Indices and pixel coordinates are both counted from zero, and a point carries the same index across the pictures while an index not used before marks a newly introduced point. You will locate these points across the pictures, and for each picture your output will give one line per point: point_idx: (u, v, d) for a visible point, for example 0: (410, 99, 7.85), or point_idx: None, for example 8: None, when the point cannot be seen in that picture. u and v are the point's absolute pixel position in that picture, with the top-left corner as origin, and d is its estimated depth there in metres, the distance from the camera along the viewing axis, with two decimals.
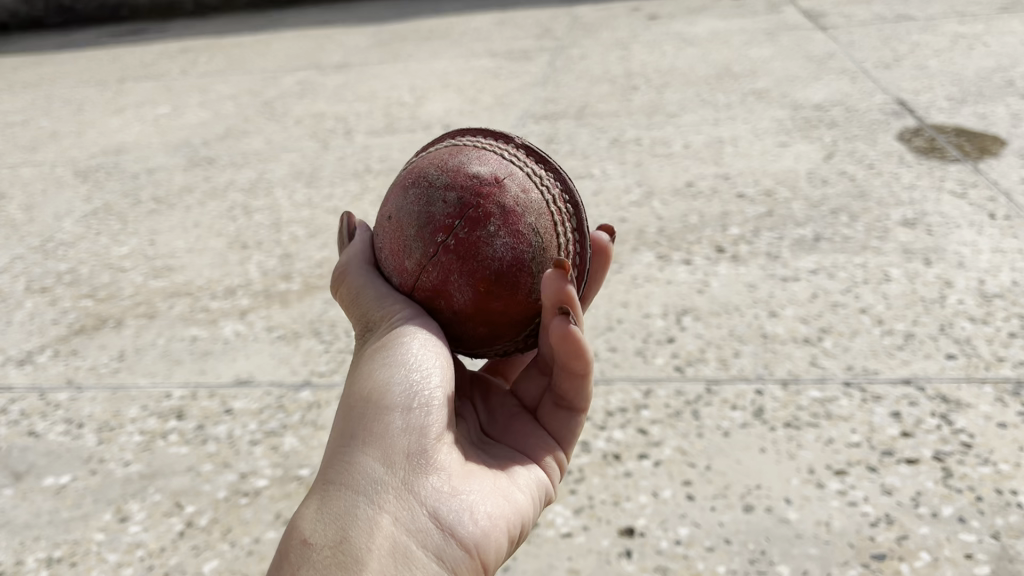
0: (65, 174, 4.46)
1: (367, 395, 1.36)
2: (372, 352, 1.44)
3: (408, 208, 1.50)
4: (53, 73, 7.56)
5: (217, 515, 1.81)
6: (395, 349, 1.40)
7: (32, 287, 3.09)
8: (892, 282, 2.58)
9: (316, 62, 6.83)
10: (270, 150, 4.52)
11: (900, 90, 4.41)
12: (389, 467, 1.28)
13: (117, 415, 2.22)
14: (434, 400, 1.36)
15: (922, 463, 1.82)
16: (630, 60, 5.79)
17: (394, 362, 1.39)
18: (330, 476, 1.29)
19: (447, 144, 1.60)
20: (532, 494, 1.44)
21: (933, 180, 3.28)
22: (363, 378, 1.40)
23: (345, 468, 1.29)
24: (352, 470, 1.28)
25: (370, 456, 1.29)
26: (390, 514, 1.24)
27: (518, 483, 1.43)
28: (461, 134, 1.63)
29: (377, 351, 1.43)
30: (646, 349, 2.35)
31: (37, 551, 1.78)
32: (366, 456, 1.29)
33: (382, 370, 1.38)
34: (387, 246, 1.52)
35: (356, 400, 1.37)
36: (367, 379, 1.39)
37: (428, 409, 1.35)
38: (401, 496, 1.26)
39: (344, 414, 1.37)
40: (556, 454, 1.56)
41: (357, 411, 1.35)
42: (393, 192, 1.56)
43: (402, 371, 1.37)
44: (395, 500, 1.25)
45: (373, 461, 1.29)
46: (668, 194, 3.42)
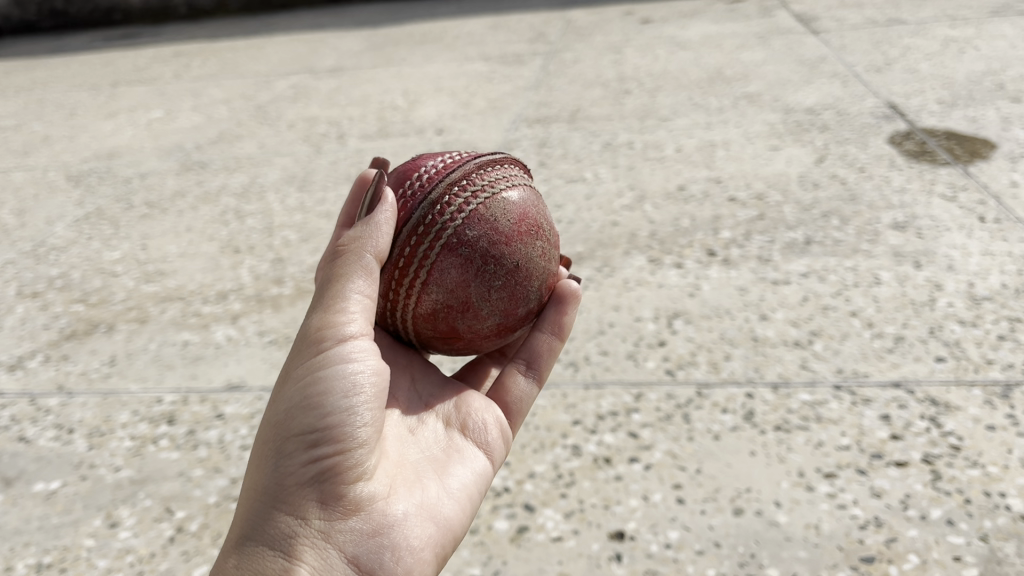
0: (57, 179, 4.45)
1: (283, 434, 1.33)
2: (293, 379, 1.37)
3: (534, 259, 1.62)
4: (46, 78, 7.54)
5: (207, 520, 1.81)
6: (320, 381, 1.34)
7: (23, 292, 3.08)
8: (883, 286, 2.59)
9: (308, 67, 6.82)
10: (263, 154, 4.52)
11: (890, 94, 4.43)
12: (306, 518, 1.28)
13: (108, 420, 2.22)
14: (354, 435, 1.33)
15: (911, 466, 1.83)
16: (622, 64, 5.80)
17: (315, 399, 1.33)
18: (247, 526, 1.30)
19: (514, 175, 1.68)
20: (466, 501, 1.46)
21: (923, 183, 3.29)
22: (280, 413, 1.35)
23: (263, 520, 1.29)
24: (267, 524, 1.28)
25: (286, 508, 1.29)
26: (306, 568, 1.25)
27: (449, 492, 1.44)
28: (506, 163, 1.70)
29: (301, 378, 1.36)
30: (637, 353, 2.35)
31: (26, 557, 1.77)
32: (283, 507, 1.29)
33: (303, 407, 1.33)
34: (512, 289, 1.59)
35: (274, 439, 1.33)
36: (286, 415, 1.34)
37: (347, 446, 1.32)
38: (318, 550, 1.27)
39: (263, 454, 1.34)
40: (502, 427, 1.61)
41: (274, 453, 1.32)
42: (516, 231, 1.59)
43: (320, 408, 1.33)
44: (312, 551, 1.26)
45: (290, 512, 1.28)
46: (660, 198, 3.43)
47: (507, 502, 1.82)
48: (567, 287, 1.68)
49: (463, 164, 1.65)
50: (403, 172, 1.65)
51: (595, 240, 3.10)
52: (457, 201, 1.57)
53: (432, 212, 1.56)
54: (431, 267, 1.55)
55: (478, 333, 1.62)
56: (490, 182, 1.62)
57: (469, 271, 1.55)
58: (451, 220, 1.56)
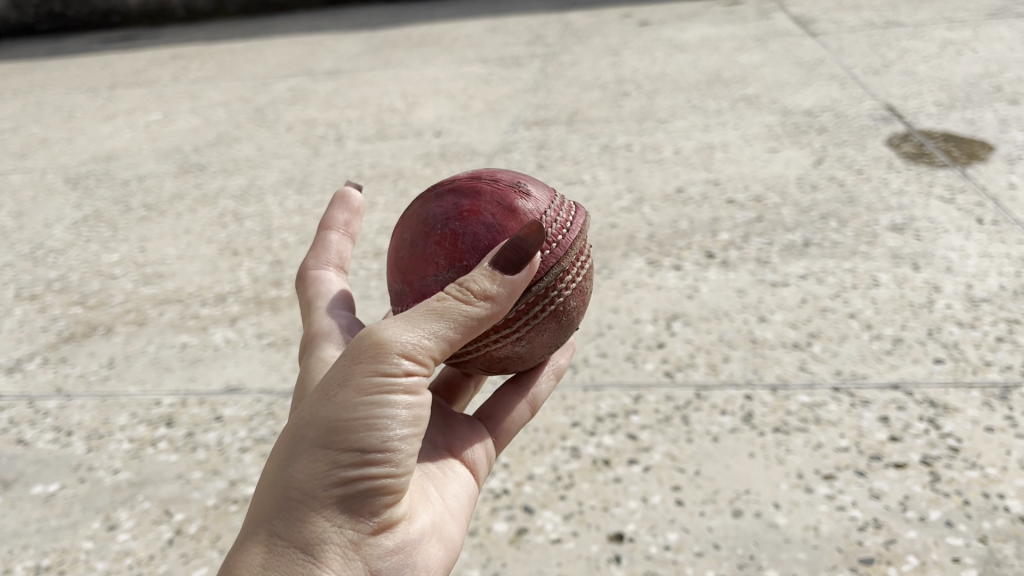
0: (55, 181, 4.45)
1: (332, 442, 1.22)
2: (348, 380, 1.24)
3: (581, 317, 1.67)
4: (43, 80, 7.55)
5: (205, 523, 1.81)
6: (385, 401, 1.24)
7: (21, 294, 3.08)
8: (881, 287, 2.60)
9: (306, 69, 6.83)
10: (261, 156, 4.52)
11: (888, 96, 4.44)
12: (342, 531, 1.23)
13: (107, 423, 2.22)
14: (401, 454, 1.27)
15: (910, 468, 1.83)
16: (620, 66, 5.81)
17: (376, 417, 1.24)
18: (276, 524, 1.22)
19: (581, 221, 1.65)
20: (464, 519, 1.46)
21: (921, 185, 3.30)
22: (333, 420, 1.22)
23: (296, 526, 1.21)
24: (300, 529, 1.21)
25: (323, 520, 1.22)
26: None
27: (452, 510, 1.44)
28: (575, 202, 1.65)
29: (359, 387, 1.23)
30: (636, 355, 2.35)
31: (25, 560, 1.77)
32: (321, 518, 1.22)
33: (361, 423, 1.23)
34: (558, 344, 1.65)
35: (321, 445, 1.22)
36: (340, 426, 1.22)
37: (393, 466, 1.26)
38: (349, 562, 1.23)
39: (302, 453, 1.23)
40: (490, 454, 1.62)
41: (319, 460, 1.22)
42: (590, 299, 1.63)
43: (379, 428, 1.24)
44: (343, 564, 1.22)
45: (326, 523, 1.22)
46: (658, 200, 3.43)
47: (507, 505, 1.82)
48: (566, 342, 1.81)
49: (570, 213, 1.57)
50: (519, 198, 1.50)
51: (593, 242, 3.10)
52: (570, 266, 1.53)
53: (558, 277, 1.50)
54: (534, 325, 1.50)
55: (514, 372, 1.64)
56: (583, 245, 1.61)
57: (555, 332, 1.55)
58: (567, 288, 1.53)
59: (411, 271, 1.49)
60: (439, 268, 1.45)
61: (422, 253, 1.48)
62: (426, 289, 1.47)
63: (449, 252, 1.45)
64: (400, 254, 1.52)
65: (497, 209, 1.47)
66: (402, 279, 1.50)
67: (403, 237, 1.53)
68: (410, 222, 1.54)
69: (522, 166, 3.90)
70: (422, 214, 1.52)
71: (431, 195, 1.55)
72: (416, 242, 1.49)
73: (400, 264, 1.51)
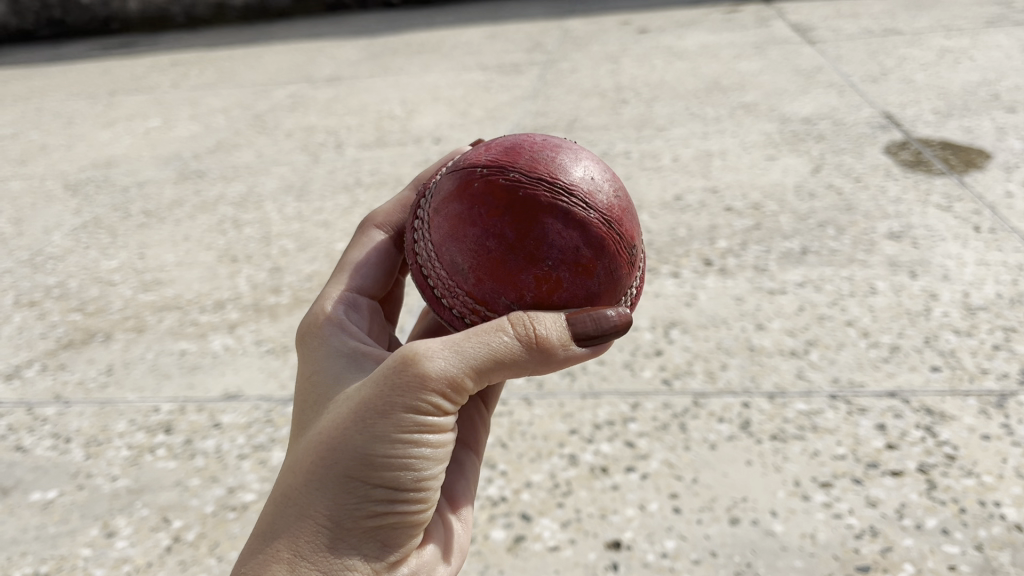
0: (55, 187, 4.46)
1: (364, 474, 1.26)
2: (386, 415, 1.26)
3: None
4: (43, 87, 7.55)
5: (204, 530, 1.81)
6: (421, 438, 1.28)
7: (21, 301, 3.09)
8: (878, 295, 2.61)
9: (306, 76, 6.85)
10: (260, 163, 4.53)
11: (886, 104, 4.46)
12: (363, 556, 1.28)
13: (105, 430, 2.22)
14: (425, 485, 1.33)
15: (906, 476, 1.83)
16: (619, 74, 5.83)
17: (410, 452, 1.28)
18: (303, 548, 1.25)
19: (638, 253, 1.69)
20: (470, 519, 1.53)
21: (919, 193, 3.31)
22: (368, 451, 1.26)
23: (322, 548, 1.25)
24: (326, 555, 1.25)
25: (347, 543, 1.27)
26: None
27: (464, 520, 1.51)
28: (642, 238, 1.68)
29: (396, 425, 1.26)
30: (634, 362, 2.36)
31: (23, 566, 1.77)
32: (345, 541, 1.27)
33: (396, 454, 1.27)
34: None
35: (354, 474, 1.26)
36: (375, 458, 1.26)
37: (418, 497, 1.32)
38: None
39: (332, 477, 1.26)
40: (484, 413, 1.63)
41: (350, 487, 1.26)
42: None
43: (410, 461, 1.29)
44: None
45: (351, 550, 1.27)
46: (656, 207, 3.44)
47: (504, 511, 1.82)
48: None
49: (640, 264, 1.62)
50: (622, 270, 1.52)
51: None
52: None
53: None
54: None
55: None
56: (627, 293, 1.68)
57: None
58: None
59: (490, 274, 1.45)
60: (522, 300, 1.45)
61: (513, 268, 1.43)
62: (493, 302, 1.47)
63: (541, 295, 1.44)
64: (484, 243, 1.45)
65: (606, 275, 1.48)
66: (474, 269, 1.47)
67: (499, 224, 1.44)
68: (518, 216, 1.44)
69: None
70: (537, 221, 1.43)
71: (555, 203, 1.45)
72: (514, 253, 1.43)
73: (479, 254, 1.45)
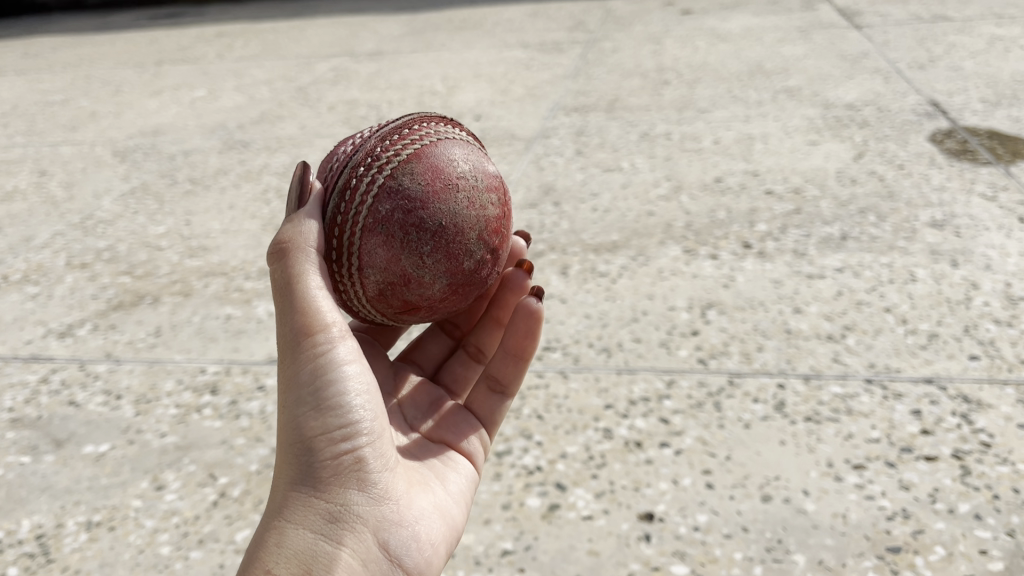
0: (104, 154, 4.55)
1: (301, 432, 1.38)
2: (291, 378, 1.41)
3: (421, 186, 1.54)
4: (92, 55, 7.67)
5: (248, 487, 1.88)
6: (330, 380, 1.40)
7: (72, 263, 3.17)
8: (918, 283, 2.60)
9: (349, 50, 6.89)
10: (304, 135, 4.59)
11: (933, 91, 4.40)
12: (342, 496, 1.35)
13: (154, 388, 2.29)
14: (360, 408, 1.40)
15: (940, 461, 1.84)
16: (661, 54, 5.80)
17: (329, 398, 1.39)
18: (283, 515, 1.34)
19: (421, 131, 1.66)
20: (464, 503, 1.52)
21: (963, 182, 3.28)
22: (295, 412, 1.39)
23: (302, 508, 1.34)
24: (302, 511, 1.33)
25: (318, 496, 1.35)
26: (348, 551, 1.31)
27: (453, 496, 1.51)
28: (423, 122, 1.69)
29: (300, 379, 1.41)
30: (670, 341, 2.38)
31: (77, 514, 1.85)
32: (319, 495, 1.35)
33: (315, 401, 1.39)
34: (442, 248, 1.54)
35: (293, 438, 1.38)
36: (299, 415, 1.39)
37: (356, 422, 1.39)
38: (358, 531, 1.33)
39: (284, 456, 1.39)
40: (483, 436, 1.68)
41: (298, 451, 1.38)
42: (430, 190, 1.54)
43: (330, 395, 1.39)
44: (355, 520, 1.34)
45: (323, 499, 1.34)
46: (696, 189, 3.45)
47: (539, 480, 1.87)
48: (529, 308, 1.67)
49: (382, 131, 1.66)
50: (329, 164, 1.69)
51: (631, 229, 3.13)
52: (371, 177, 1.56)
53: (344, 197, 1.56)
54: (362, 249, 1.55)
55: (413, 297, 1.58)
56: (396, 148, 1.59)
57: (374, 241, 1.54)
58: (345, 196, 1.56)
59: None
60: None
61: None
62: None
63: None
64: None
65: None
66: None
67: None
68: None
69: (559, 154, 3.97)
70: None
71: None
72: None
73: None
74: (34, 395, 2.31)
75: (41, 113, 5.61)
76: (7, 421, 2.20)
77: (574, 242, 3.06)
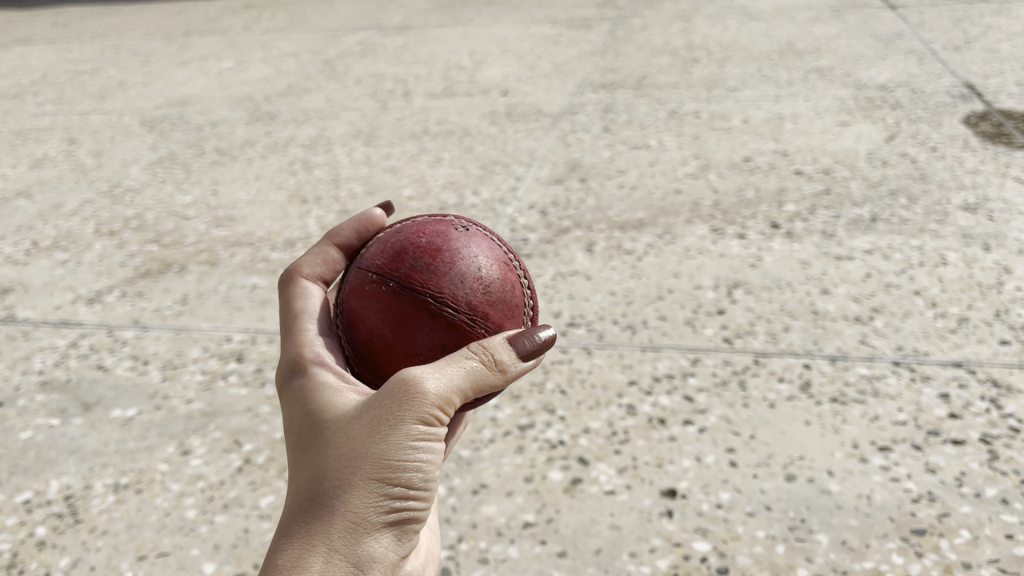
0: (132, 123, 4.58)
1: (385, 469, 1.14)
2: (400, 413, 1.14)
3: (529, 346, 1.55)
4: (121, 25, 7.70)
5: (273, 454, 1.89)
6: (432, 443, 1.17)
7: (100, 230, 3.20)
8: (949, 266, 2.56)
9: (376, 24, 6.87)
10: (330, 108, 4.59)
11: (969, 73, 4.32)
12: (386, 547, 1.16)
13: (180, 355, 2.31)
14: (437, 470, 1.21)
15: (968, 445, 1.82)
16: (691, 32, 5.73)
17: (426, 457, 1.17)
18: (329, 543, 1.10)
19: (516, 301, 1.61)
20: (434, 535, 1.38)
21: (997, 165, 3.23)
22: (388, 449, 1.14)
23: (350, 545, 1.11)
24: (353, 549, 1.11)
25: (372, 544, 1.14)
26: None
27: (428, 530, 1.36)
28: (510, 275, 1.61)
29: (411, 427, 1.15)
30: (696, 319, 2.37)
31: (105, 477, 1.87)
32: (371, 541, 1.13)
33: (415, 442, 1.15)
34: None
35: (375, 466, 1.13)
36: (390, 451, 1.14)
37: (433, 483, 1.20)
38: None
39: (352, 473, 1.12)
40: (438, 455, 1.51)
41: (375, 487, 1.13)
42: None
43: (427, 453, 1.17)
44: (387, 569, 1.17)
45: (375, 547, 1.14)
46: (724, 168, 3.42)
47: (562, 455, 1.87)
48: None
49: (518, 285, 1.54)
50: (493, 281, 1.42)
51: (657, 208, 3.11)
52: None
53: None
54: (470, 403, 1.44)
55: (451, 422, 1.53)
56: None
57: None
58: None
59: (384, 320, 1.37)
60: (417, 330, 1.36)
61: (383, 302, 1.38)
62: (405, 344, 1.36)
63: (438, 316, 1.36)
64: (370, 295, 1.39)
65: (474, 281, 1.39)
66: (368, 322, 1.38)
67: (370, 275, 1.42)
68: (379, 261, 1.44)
69: (586, 131, 3.94)
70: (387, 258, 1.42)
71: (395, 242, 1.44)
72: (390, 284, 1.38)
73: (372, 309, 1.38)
74: (63, 358, 2.34)
75: (71, 82, 5.65)
76: (36, 383, 2.23)
77: (599, 219, 3.04)
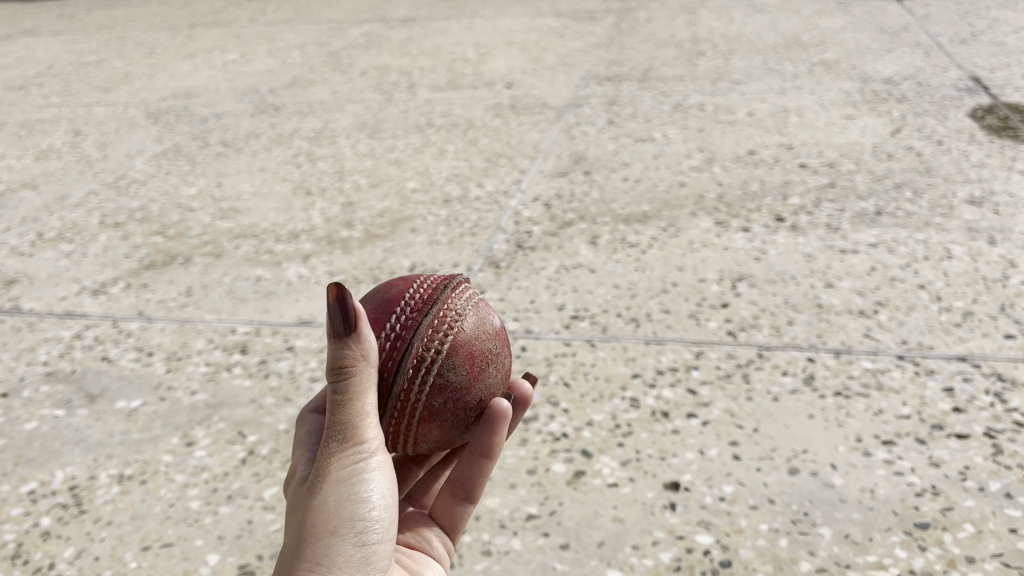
0: (137, 115, 4.58)
1: (329, 512, 1.19)
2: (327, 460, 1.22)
3: (451, 314, 1.39)
4: (126, 17, 7.70)
5: (277, 445, 1.89)
6: (363, 474, 1.23)
7: (105, 222, 3.20)
8: (954, 260, 2.56)
9: (380, 16, 6.85)
10: (335, 100, 4.59)
11: (975, 67, 4.31)
12: None
13: (185, 346, 2.32)
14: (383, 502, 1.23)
15: (972, 439, 1.82)
16: (697, 25, 5.71)
17: (361, 486, 1.22)
18: None
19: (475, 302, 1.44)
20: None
21: (1003, 159, 3.22)
22: (327, 493, 1.20)
23: None
24: None
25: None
26: None
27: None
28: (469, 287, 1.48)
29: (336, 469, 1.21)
30: (700, 312, 2.37)
31: (109, 467, 1.88)
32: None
33: (347, 476, 1.21)
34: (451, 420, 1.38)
35: (318, 513, 1.18)
36: (327, 494, 1.20)
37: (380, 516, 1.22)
38: None
39: (303, 525, 1.18)
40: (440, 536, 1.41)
41: (323, 527, 1.17)
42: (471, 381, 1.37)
43: (362, 484, 1.22)
44: None
45: None
46: (729, 160, 3.41)
47: (565, 447, 1.87)
48: (498, 405, 1.36)
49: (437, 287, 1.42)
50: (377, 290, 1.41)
51: (662, 200, 3.10)
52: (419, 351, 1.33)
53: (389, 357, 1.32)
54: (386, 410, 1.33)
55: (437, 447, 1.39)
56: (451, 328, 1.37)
57: (397, 383, 1.32)
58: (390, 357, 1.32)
59: None
60: None
61: None
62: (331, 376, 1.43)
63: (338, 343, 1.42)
64: None
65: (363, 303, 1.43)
66: None
67: None
68: None
69: (591, 123, 3.94)
70: None
71: None
72: None
73: None
74: (68, 350, 2.35)
75: (76, 73, 5.65)
76: (41, 374, 2.24)
77: (603, 211, 3.04)
